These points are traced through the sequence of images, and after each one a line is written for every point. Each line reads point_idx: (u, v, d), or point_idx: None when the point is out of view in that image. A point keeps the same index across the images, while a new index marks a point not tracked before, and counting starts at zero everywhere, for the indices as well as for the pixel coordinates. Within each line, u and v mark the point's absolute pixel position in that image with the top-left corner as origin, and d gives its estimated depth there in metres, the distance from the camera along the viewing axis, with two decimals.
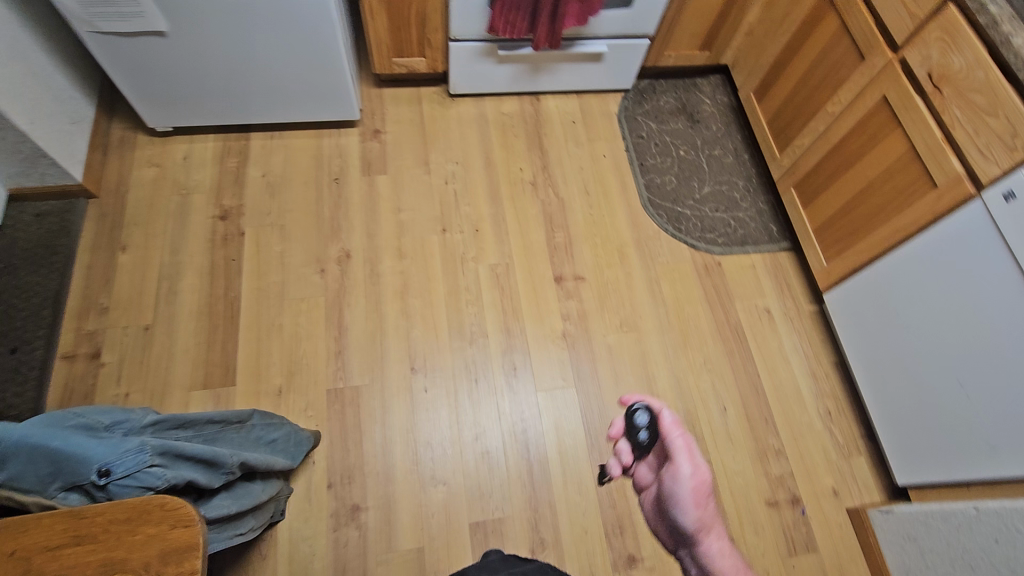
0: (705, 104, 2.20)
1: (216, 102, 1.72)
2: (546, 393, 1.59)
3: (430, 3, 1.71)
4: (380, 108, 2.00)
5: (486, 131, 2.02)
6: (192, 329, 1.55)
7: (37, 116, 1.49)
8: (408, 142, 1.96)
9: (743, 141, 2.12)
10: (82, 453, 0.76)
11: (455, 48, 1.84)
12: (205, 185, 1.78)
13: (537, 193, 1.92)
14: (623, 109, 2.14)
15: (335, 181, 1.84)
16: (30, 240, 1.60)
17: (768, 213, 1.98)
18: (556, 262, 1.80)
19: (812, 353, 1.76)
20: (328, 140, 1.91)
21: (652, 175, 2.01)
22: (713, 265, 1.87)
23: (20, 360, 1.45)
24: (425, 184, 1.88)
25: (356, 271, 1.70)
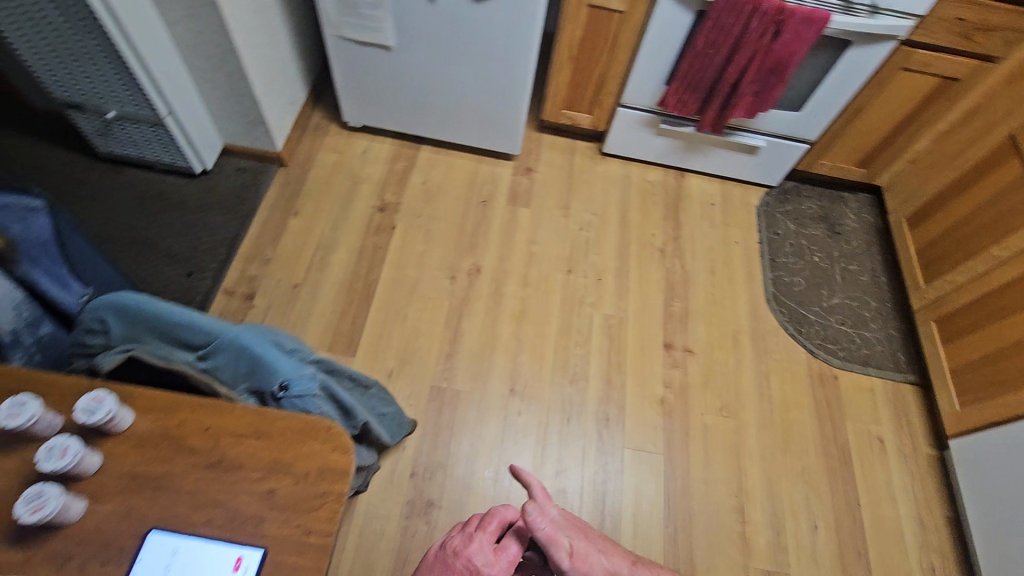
0: (848, 218, 2.18)
1: (405, 112, 1.95)
2: (633, 452, 1.58)
3: (614, 69, 1.87)
4: (536, 150, 2.17)
5: (627, 192, 2.13)
6: (331, 297, 1.71)
7: (270, 90, 1.76)
8: (554, 185, 2.09)
9: (883, 263, 2.07)
10: (273, 365, 0.88)
11: (622, 112, 1.98)
12: (373, 179, 1.99)
13: (664, 260, 1.97)
14: (764, 204, 2.17)
15: (483, 203, 2.00)
16: (226, 188, 1.86)
17: (898, 340, 1.90)
18: (669, 329, 1.82)
19: (922, 498, 1.63)
20: (485, 166, 2.09)
21: (781, 273, 2.00)
22: (829, 376, 1.81)
23: (192, 283, 1.67)
24: (561, 226, 1.99)
25: (483, 286, 1.81)
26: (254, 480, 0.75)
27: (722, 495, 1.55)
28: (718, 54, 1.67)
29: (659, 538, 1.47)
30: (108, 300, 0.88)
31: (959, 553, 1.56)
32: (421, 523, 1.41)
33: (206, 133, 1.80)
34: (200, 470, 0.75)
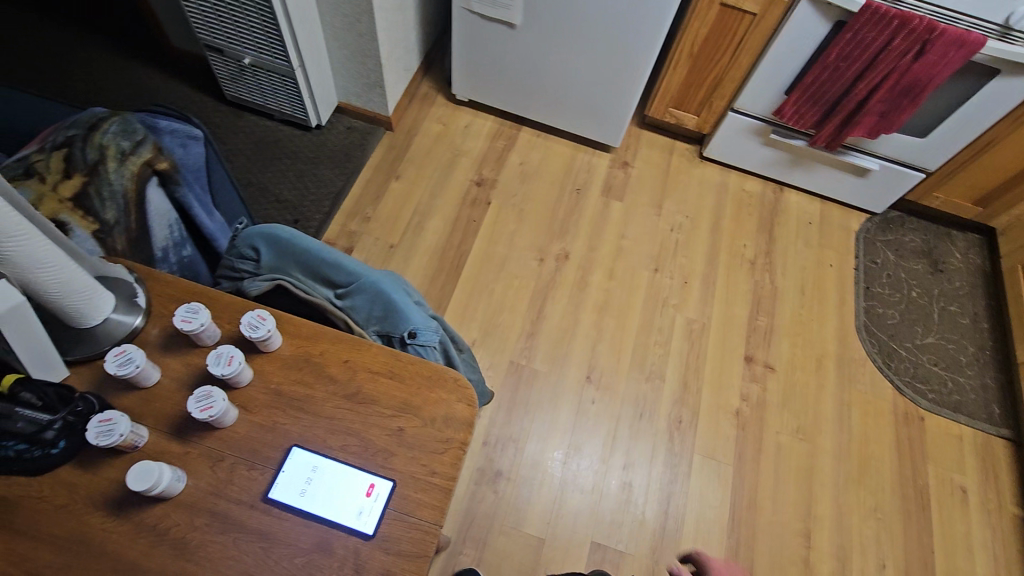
0: (954, 257, 2.07)
1: (515, 91, 1.98)
2: (703, 459, 1.56)
3: (733, 71, 1.83)
4: (635, 145, 2.15)
5: (723, 199, 2.09)
6: (423, 262, 1.76)
7: (392, 55, 1.82)
8: (650, 183, 2.08)
9: (988, 309, 1.96)
10: (404, 312, 0.91)
11: (732, 117, 1.94)
12: (473, 153, 2.03)
13: (754, 273, 1.93)
14: (864, 230, 2.09)
15: (577, 191, 2.00)
16: (335, 144, 1.94)
17: (994, 391, 1.80)
18: (751, 343, 1.78)
19: (1003, 558, 1.55)
20: (582, 155, 2.09)
21: (874, 302, 1.93)
22: (915, 416, 1.73)
23: (297, 230, 1.75)
24: (653, 224, 1.98)
25: (569, 272, 1.82)
26: (386, 417, 0.79)
27: (789, 517, 1.52)
28: (851, 68, 1.61)
29: (720, 548, 1.46)
30: (262, 230, 0.94)
31: None
32: (488, 490, 1.44)
33: (326, 89, 1.88)
34: (338, 399, 0.80)
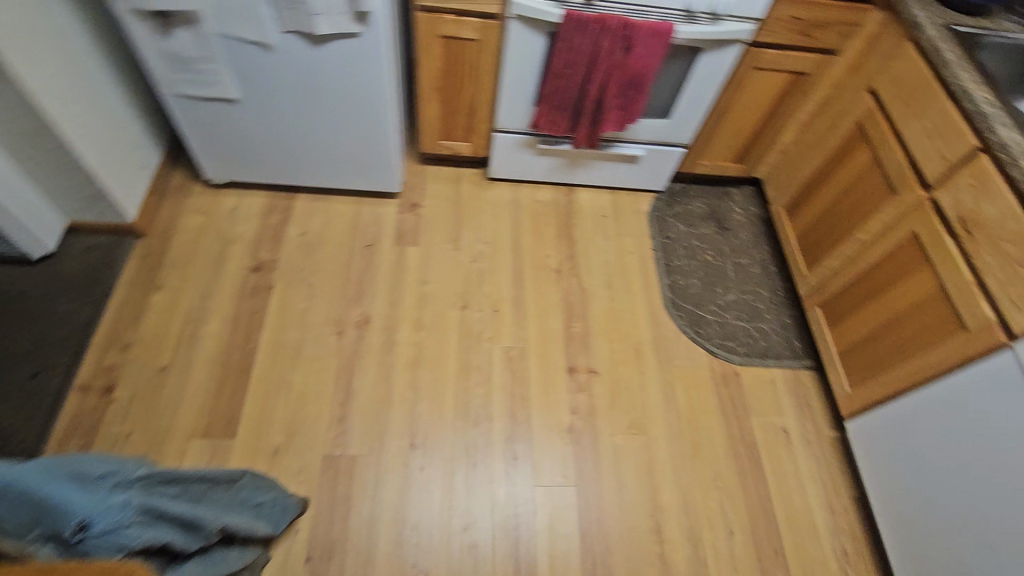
0: (735, 213, 2.23)
1: (272, 162, 1.85)
2: (544, 488, 1.55)
3: (481, 95, 1.81)
4: (420, 183, 2.10)
5: (518, 216, 2.09)
6: (204, 376, 1.58)
7: (109, 160, 1.61)
8: (443, 218, 2.03)
9: (772, 253, 2.13)
10: (66, 505, 0.77)
11: (499, 137, 1.93)
12: (246, 238, 1.86)
13: (561, 281, 1.95)
14: (654, 210, 2.19)
15: (369, 247, 1.91)
16: (74, 271, 1.69)
17: (791, 328, 1.95)
18: (571, 353, 1.80)
19: (829, 483, 1.68)
20: (367, 208, 2.01)
21: (676, 276, 2.02)
22: (731, 375, 1.84)
23: (38, 385, 1.50)
24: (453, 260, 1.94)
25: (373, 337, 1.73)
26: None
27: (637, 516, 1.55)
28: (577, 72, 1.64)
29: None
30: None
31: (868, 531, 1.62)
32: None
33: (39, 214, 1.62)
34: None
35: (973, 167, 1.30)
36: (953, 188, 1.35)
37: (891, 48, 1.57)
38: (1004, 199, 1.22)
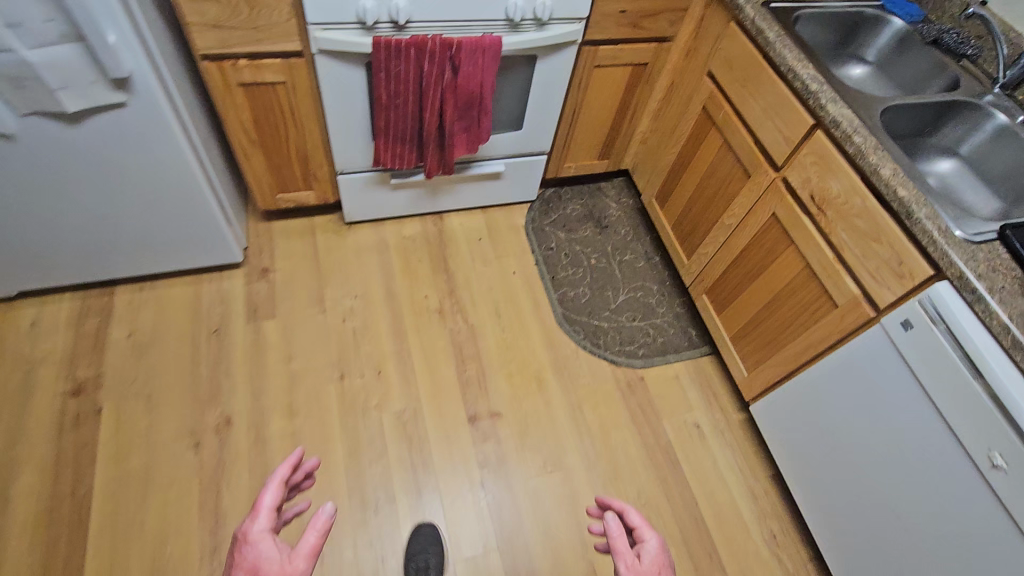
0: (611, 208, 2.18)
1: (72, 261, 1.54)
2: (465, 561, 1.43)
3: (309, 140, 1.60)
4: (268, 244, 1.86)
5: (387, 258, 1.91)
6: (25, 545, 1.31)
7: None
8: (302, 279, 1.81)
9: (653, 244, 2.10)
10: None
11: (344, 180, 1.73)
12: (57, 355, 1.55)
13: (445, 321, 1.80)
14: (530, 221, 2.08)
15: (216, 334, 1.67)
16: None
17: (685, 317, 1.94)
18: (469, 400, 1.67)
19: (747, 467, 1.69)
20: (207, 286, 1.74)
21: (565, 289, 1.94)
22: (637, 381, 1.79)
23: None
24: (321, 325, 1.73)
25: (239, 439, 1.50)
26: None
27: (567, 561, 1.47)
28: (408, 102, 1.47)
29: None
30: None
31: (789, 506, 1.64)
32: None
33: None
34: None
35: (814, 146, 1.28)
36: (799, 167, 1.34)
37: (719, 31, 1.54)
38: (847, 175, 1.21)
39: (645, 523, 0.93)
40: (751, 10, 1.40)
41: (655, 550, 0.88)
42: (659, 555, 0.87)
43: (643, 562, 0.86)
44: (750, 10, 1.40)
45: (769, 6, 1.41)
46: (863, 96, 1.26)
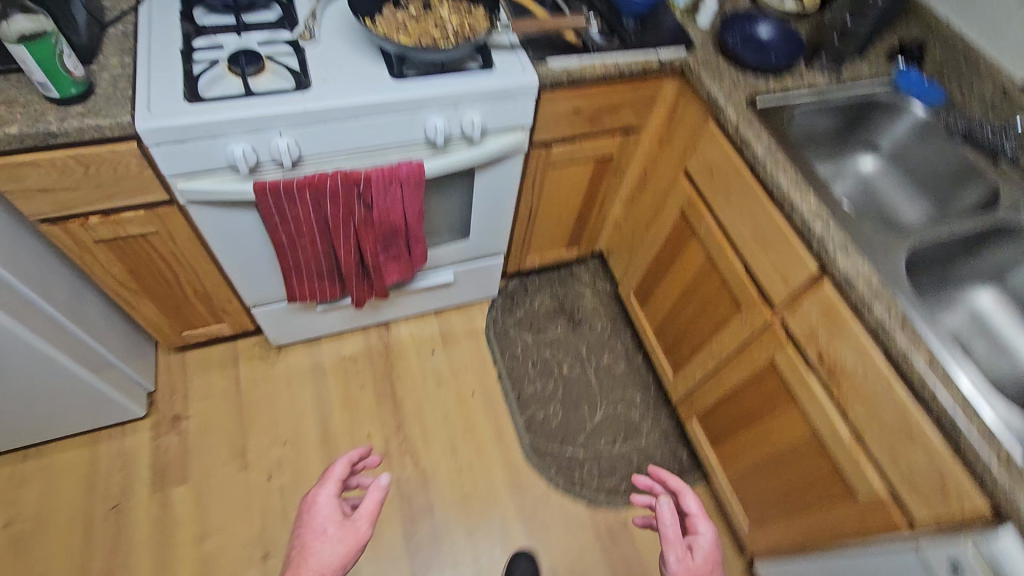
0: (585, 297, 1.90)
1: None
2: None
3: (206, 281, 1.33)
4: (182, 382, 1.60)
5: (324, 386, 1.65)
6: None
7: None
8: (220, 425, 1.56)
9: (634, 340, 1.83)
10: None
11: (260, 311, 1.46)
12: None
13: (390, 466, 1.54)
14: (492, 323, 1.82)
15: (114, 511, 1.42)
16: None
17: (673, 435, 1.67)
18: (418, 570, 1.42)
19: None
20: (107, 446, 1.49)
21: (532, 410, 1.67)
22: (619, 525, 1.52)
23: None
24: (240, 486, 1.48)
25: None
26: None
27: None
28: (314, 242, 1.18)
29: None
30: None
31: None
32: None
33: None
34: None
35: (819, 298, 0.99)
36: (801, 318, 1.04)
37: (695, 127, 1.24)
38: (865, 348, 0.92)
39: (700, 513, 0.95)
40: (732, 112, 1.10)
41: (708, 544, 0.91)
42: (712, 554, 0.90)
43: (696, 558, 0.89)
44: (731, 112, 1.10)
45: (755, 105, 1.11)
46: (881, 235, 0.96)
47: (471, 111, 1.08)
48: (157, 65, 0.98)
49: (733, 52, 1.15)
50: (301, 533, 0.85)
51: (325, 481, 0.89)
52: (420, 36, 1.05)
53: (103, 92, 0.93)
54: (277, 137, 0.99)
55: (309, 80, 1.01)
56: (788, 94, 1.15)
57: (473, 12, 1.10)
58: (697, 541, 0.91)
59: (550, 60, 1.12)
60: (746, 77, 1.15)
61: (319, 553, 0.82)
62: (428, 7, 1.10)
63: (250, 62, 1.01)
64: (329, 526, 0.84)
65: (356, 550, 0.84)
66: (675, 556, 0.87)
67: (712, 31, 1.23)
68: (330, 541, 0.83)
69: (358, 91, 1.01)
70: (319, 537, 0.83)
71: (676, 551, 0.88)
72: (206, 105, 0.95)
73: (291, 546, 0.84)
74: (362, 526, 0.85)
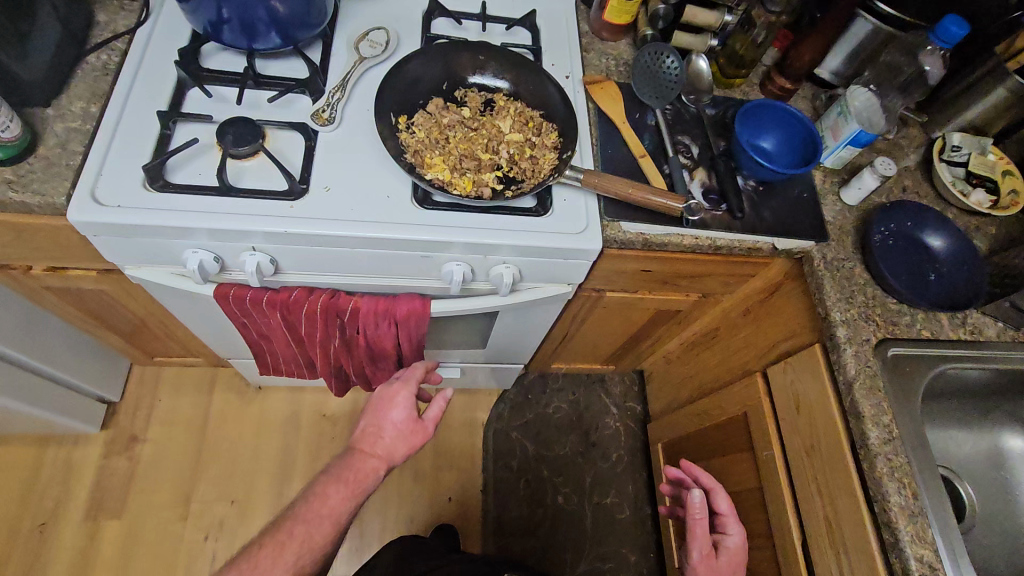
0: (608, 415, 1.63)
1: None
2: None
3: (176, 330, 1.16)
4: (149, 397, 1.47)
5: (294, 444, 1.49)
6: None
7: None
8: (173, 460, 1.43)
9: (648, 487, 1.56)
10: None
11: (238, 364, 1.27)
12: None
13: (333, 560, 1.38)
14: (495, 419, 1.59)
15: (40, 529, 1.33)
16: None
17: None
18: None
19: None
20: (56, 451, 1.40)
21: (509, 540, 1.46)
22: None
23: None
24: (173, 540, 1.35)
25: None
26: None
27: None
28: (288, 345, 0.98)
29: None
30: None
31: None
32: None
33: None
34: None
35: None
36: None
37: (794, 333, 0.94)
38: None
39: (731, 513, 0.95)
40: (852, 361, 0.79)
41: (735, 547, 0.94)
42: (738, 556, 0.94)
43: (720, 557, 0.94)
44: (851, 358, 0.80)
45: (886, 357, 0.80)
46: None
47: (505, 261, 0.83)
48: (128, 123, 0.77)
49: (880, 267, 0.83)
50: (376, 420, 0.86)
51: (409, 386, 0.89)
52: (461, 160, 0.79)
53: (46, 153, 0.73)
54: (248, 252, 0.78)
55: (307, 185, 0.78)
56: (939, 345, 0.82)
57: (543, 131, 0.82)
58: (724, 540, 0.95)
59: (624, 219, 0.82)
60: (885, 305, 0.84)
61: (392, 449, 0.85)
62: (489, 107, 0.84)
63: (240, 142, 0.78)
64: (406, 425, 0.86)
65: (418, 444, 0.88)
66: (699, 555, 0.90)
67: (859, 215, 0.90)
68: (403, 443, 0.86)
69: (361, 218, 0.77)
70: (393, 430, 0.85)
71: (701, 549, 0.91)
72: (168, 197, 0.74)
73: (360, 427, 0.86)
74: (427, 429, 0.88)
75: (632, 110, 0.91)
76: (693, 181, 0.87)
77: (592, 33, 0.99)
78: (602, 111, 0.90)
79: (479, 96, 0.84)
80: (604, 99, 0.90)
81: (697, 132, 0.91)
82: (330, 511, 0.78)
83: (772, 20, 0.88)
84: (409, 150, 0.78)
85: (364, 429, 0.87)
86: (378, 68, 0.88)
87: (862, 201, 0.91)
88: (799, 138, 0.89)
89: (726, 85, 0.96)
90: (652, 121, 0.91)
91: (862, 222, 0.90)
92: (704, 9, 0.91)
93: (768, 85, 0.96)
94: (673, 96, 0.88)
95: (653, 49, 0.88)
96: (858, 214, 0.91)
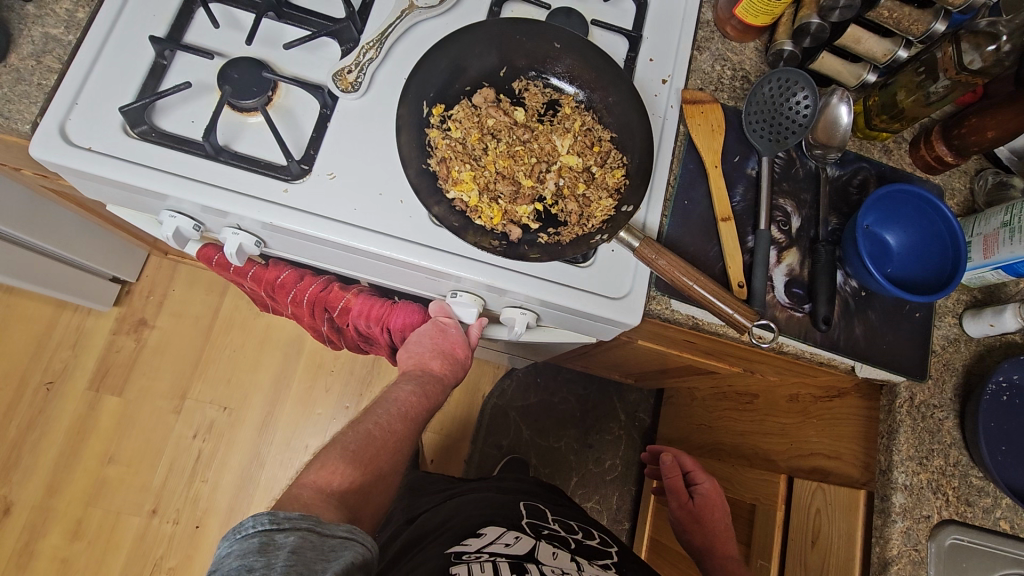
0: (614, 421, 1.49)
1: None
2: None
3: None
4: (163, 284, 1.41)
5: (292, 366, 1.41)
6: None
7: None
8: (176, 354, 1.39)
9: (633, 503, 1.46)
10: None
11: None
12: None
13: (289, 452, 1.37)
14: (497, 395, 1.47)
15: (47, 388, 1.33)
16: None
17: None
18: None
19: None
20: (67, 316, 1.37)
21: None
22: None
23: None
24: (162, 430, 1.34)
25: (7, 539, 1.25)
26: None
27: None
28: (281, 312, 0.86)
29: None
30: None
31: None
32: None
33: None
34: None
35: None
36: None
37: (838, 456, 0.75)
38: None
39: (698, 467, 0.99)
40: (898, 536, 0.65)
41: (710, 491, 0.96)
42: (714, 499, 0.95)
43: (699, 498, 0.96)
44: (897, 534, 0.65)
45: (941, 545, 0.66)
46: None
47: (522, 305, 0.69)
48: (117, 44, 0.64)
49: (981, 445, 0.65)
50: (430, 347, 0.74)
51: (449, 314, 0.74)
52: (497, 180, 0.66)
53: (17, 65, 0.63)
54: (229, 229, 0.67)
55: (309, 166, 0.63)
56: (1014, 546, 0.67)
57: (609, 161, 0.67)
58: (697, 491, 0.97)
59: (676, 297, 0.66)
60: (966, 478, 0.68)
61: (436, 357, 0.74)
62: (550, 112, 0.69)
63: (242, 93, 0.63)
64: (451, 347, 0.74)
65: (462, 354, 0.75)
66: (676, 505, 0.96)
67: (975, 351, 0.72)
68: (443, 350, 0.74)
69: (361, 224, 0.63)
70: (436, 355, 0.73)
71: (677, 498, 0.96)
72: (147, 147, 0.62)
73: (413, 356, 0.74)
74: (468, 352, 0.76)
75: (733, 148, 0.71)
76: (778, 263, 0.69)
77: (716, 24, 0.76)
78: (693, 143, 0.70)
79: (543, 95, 0.70)
80: (701, 129, 0.70)
81: (805, 197, 0.71)
82: (409, 412, 0.71)
83: (962, 78, 0.62)
84: (436, 156, 0.65)
85: (407, 349, 0.74)
86: (430, 23, 0.70)
87: (987, 336, 0.71)
88: (936, 242, 0.68)
89: (866, 136, 0.75)
90: (753, 169, 0.71)
91: (978, 366, 0.71)
92: (875, 36, 0.68)
93: (919, 150, 0.75)
94: (792, 142, 0.68)
95: (781, 76, 0.70)
96: (974, 349, 0.72)
